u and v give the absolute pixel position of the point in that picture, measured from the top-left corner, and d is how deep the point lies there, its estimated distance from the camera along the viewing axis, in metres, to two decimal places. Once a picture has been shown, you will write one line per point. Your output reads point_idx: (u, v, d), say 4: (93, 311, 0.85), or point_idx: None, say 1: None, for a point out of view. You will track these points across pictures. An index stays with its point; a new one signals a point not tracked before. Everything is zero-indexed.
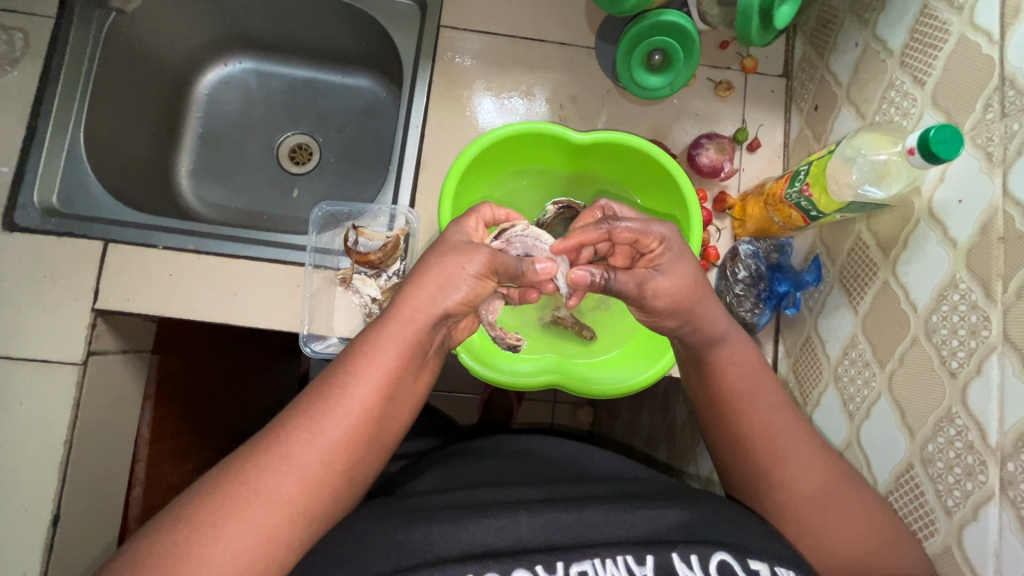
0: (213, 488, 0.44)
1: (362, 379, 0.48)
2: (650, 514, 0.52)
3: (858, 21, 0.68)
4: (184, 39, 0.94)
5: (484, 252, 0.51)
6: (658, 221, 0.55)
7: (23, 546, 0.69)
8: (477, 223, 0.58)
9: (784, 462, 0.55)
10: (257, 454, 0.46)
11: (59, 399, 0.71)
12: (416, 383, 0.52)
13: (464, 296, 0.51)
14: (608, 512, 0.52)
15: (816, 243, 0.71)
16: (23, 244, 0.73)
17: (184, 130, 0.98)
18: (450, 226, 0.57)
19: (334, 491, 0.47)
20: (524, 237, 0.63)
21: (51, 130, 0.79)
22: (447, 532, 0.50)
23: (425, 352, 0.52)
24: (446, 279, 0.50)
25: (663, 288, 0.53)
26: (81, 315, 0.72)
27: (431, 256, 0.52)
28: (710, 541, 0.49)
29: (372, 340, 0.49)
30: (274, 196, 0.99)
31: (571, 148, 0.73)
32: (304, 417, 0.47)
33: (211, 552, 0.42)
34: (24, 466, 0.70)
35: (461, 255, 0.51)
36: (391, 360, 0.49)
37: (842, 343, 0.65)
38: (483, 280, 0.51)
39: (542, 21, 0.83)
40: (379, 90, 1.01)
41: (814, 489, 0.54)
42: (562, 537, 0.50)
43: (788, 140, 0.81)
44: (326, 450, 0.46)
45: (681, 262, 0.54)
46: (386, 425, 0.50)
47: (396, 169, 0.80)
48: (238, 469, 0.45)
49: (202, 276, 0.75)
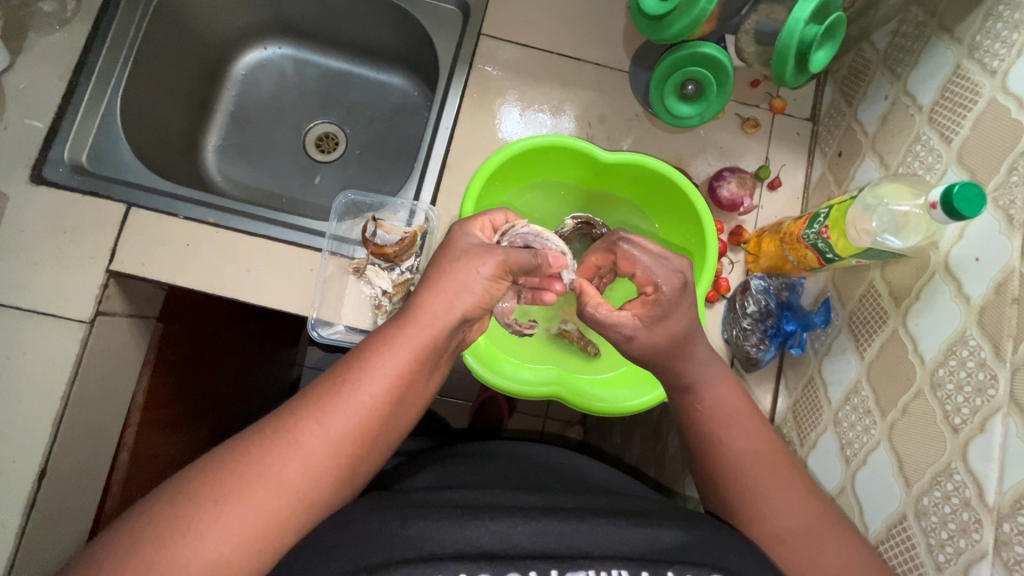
0: (216, 468, 0.44)
1: (375, 376, 0.48)
2: (647, 533, 0.52)
3: (890, 74, 0.70)
4: (229, 17, 0.96)
5: (498, 254, 0.53)
6: (666, 264, 0.57)
7: (7, 496, 0.69)
8: (482, 227, 0.59)
9: (776, 494, 0.55)
10: (264, 438, 0.46)
11: (61, 354, 0.71)
12: (424, 384, 0.53)
13: (478, 299, 0.52)
14: (607, 527, 0.52)
15: (828, 286, 0.72)
16: (47, 198, 0.74)
17: (217, 107, 1.00)
18: (456, 226, 0.58)
19: (336, 484, 0.47)
20: (526, 236, 0.61)
21: (90, 91, 0.80)
22: (441, 530, 0.49)
23: (437, 356, 0.52)
24: (462, 282, 0.52)
25: (639, 339, 0.57)
26: (95, 275, 0.73)
27: (447, 260, 0.54)
28: (705, 563, 0.48)
29: (387, 338, 0.50)
30: (296, 181, 1.00)
31: (595, 166, 0.74)
32: (313, 406, 0.47)
33: (210, 529, 0.42)
34: (18, 416, 0.70)
35: (476, 262, 0.52)
36: (405, 359, 0.49)
37: (845, 388, 0.66)
38: (496, 279, 0.53)
39: (580, 39, 0.85)
40: (412, 90, 1.03)
41: (811, 526, 0.53)
42: (558, 546, 0.50)
43: (809, 182, 0.82)
44: (332, 441, 0.46)
45: (674, 312, 0.56)
46: (392, 423, 0.50)
47: (421, 167, 0.82)
48: (243, 451, 0.45)
49: (217, 250, 0.75)
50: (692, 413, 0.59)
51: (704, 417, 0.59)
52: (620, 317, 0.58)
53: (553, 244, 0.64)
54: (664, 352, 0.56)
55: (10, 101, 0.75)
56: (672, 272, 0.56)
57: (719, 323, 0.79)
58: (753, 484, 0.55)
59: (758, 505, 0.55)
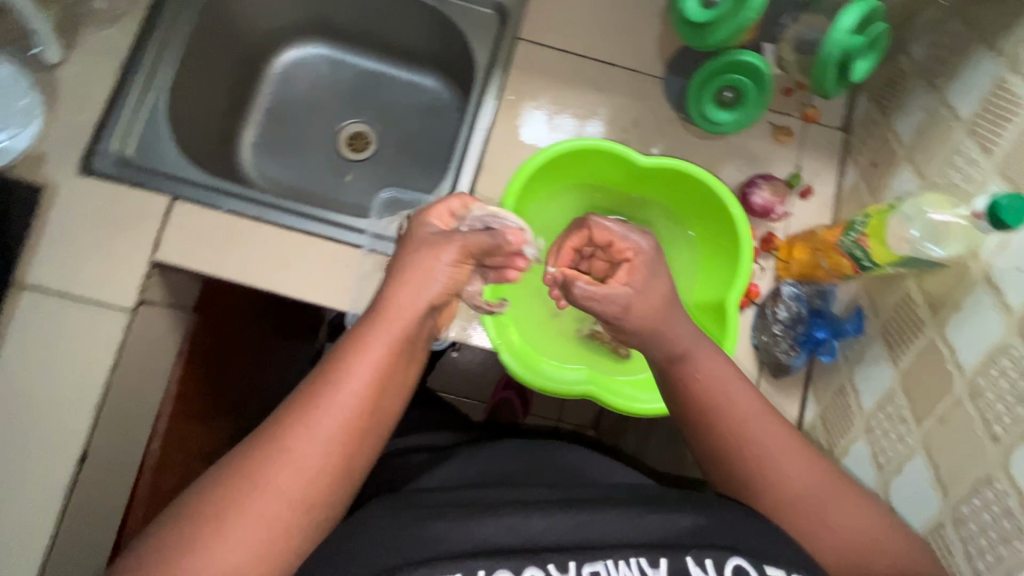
0: (213, 487, 0.45)
1: (353, 374, 0.49)
2: (663, 519, 0.52)
3: (928, 85, 0.70)
4: (269, 17, 0.98)
5: (454, 241, 0.54)
6: (637, 232, 0.60)
7: (50, 478, 0.70)
8: (440, 215, 0.60)
9: (786, 471, 0.54)
10: (254, 452, 0.46)
11: (105, 341, 0.73)
12: (406, 374, 0.53)
13: (443, 287, 0.53)
14: (621, 515, 0.52)
15: (860, 294, 0.73)
16: (95, 189, 0.76)
17: (254, 105, 1.03)
18: (411, 223, 0.60)
19: (334, 482, 0.47)
20: (483, 217, 0.61)
21: (138, 86, 0.82)
22: (457, 528, 0.50)
23: (414, 345, 0.53)
24: (424, 273, 0.53)
25: (635, 307, 0.56)
26: (139, 265, 0.75)
27: (406, 255, 0.55)
28: (724, 546, 0.49)
29: (359, 336, 0.50)
30: (328, 178, 1.02)
31: (631, 169, 0.75)
32: (295, 413, 0.47)
33: (221, 543, 0.43)
34: (63, 400, 0.71)
35: (436, 252, 0.54)
36: (381, 353, 0.50)
37: (878, 395, 0.66)
38: (458, 265, 0.54)
39: (615, 45, 0.86)
40: (444, 92, 1.05)
41: (818, 494, 0.53)
42: (573, 537, 0.50)
43: (840, 191, 0.83)
44: (322, 442, 0.47)
45: (655, 274, 0.58)
46: (380, 414, 0.50)
47: (456, 166, 0.84)
48: (237, 466, 0.46)
49: (258, 243, 0.77)
50: (688, 398, 0.57)
51: (700, 400, 0.56)
52: (612, 288, 0.57)
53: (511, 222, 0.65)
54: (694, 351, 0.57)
55: (62, 94, 0.78)
56: (643, 236, 0.59)
57: (749, 328, 0.79)
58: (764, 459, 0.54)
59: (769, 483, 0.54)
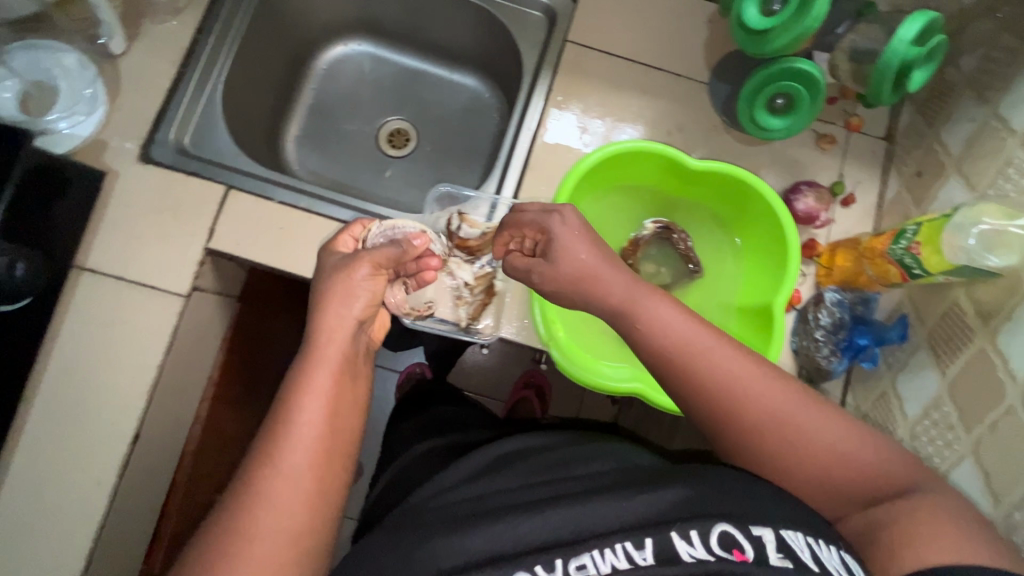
0: (198, 560, 0.43)
1: (303, 401, 0.49)
2: (647, 498, 0.49)
3: (978, 98, 0.71)
4: (318, 14, 1.00)
5: (365, 260, 0.58)
6: (551, 212, 0.61)
7: (103, 457, 0.72)
8: (346, 239, 0.65)
9: (755, 413, 0.52)
10: (230, 509, 0.45)
11: (159, 326, 0.75)
12: (356, 387, 0.54)
13: (367, 301, 0.57)
14: (604, 501, 0.49)
15: (904, 302, 0.74)
16: (154, 177, 0.78)
17: (298, 99, 1.05)
18: (320, 258, 0.63)
19: (318, 505, 0.47)
20: (384, 233, 0.68)
21: (195, 77, 0.84)
22: (449, 544, 0.48)
23: (354, 358, 0.55)
24: (346, 293, 0.56)
25: (544, 279, 0.61)
26: (194, 252, 0.76)
27: (323, 287, 0.57)
28: (712, 513, 0.46)
29: (303, 366, 0.51)
30: (368, 173, 1.04)
31: (681, 171, 0.76)
32: (258, 456, 0.47)
33: None
34: (117, 382, 0.73)
35: (350, 276, 0.57)
36: (327, 379, 0.51)
37: (925, 403, 0.67)
38: (375, 278, 0.58)
39: (661, 50, 0.87)
40: (484, 92, 1.07)
41: (799, 427, 0.52)
42: (561, 533, 0.47)
43: (882, 200, 0.84)
44: (294, 470, 0.47)
45: (560, 249, 0.59)
46: (341, 427, 0.51)
47: (502, 165, 0.85)
48: (217, 529, 0.45)
49: (309, 234, 0.79)
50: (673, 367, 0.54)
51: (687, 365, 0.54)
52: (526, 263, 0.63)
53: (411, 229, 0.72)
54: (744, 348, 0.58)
55: (124, 84, 0.80)
56: (545, 214, 0.61)
57: (789, 332, 0.80)
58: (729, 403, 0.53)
59: (746, 429, 0.52)
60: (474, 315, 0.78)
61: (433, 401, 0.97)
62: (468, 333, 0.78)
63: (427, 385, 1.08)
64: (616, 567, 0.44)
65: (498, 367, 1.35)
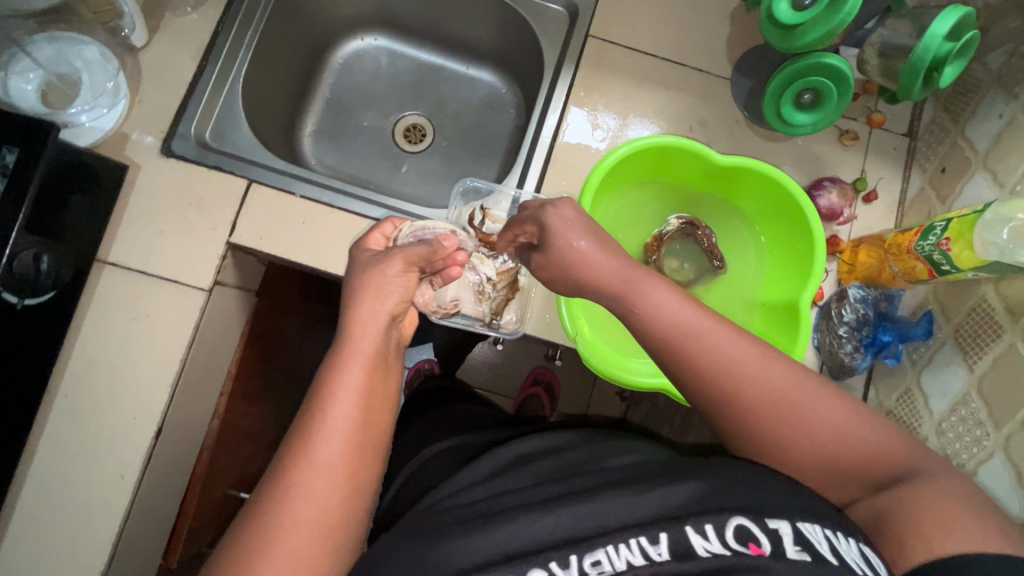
0: (231, 552, 0.43)
1: (337, 396, 0.49)
2: (660, 492, 0.47)
3: (1005, 94, 0.71)
4: (336, 8, 1.00)
5: (399, 255, 0.57)
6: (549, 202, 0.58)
7: (127, 450, 0.72)
8: (376, 238, 0.65)
9: (751, 396, 0.50)
10: (263, 501, 0.45)
11: (182, 320, 0.74)
12: (388, 384, 0.54)
13: (400, 296, 0.56)
14: (617, 495, 0.48)
15: (930, 299, 0.73)
16: (175, 170, 0.77)
17: (315, 94, 1.04)
18: (352, 252, 0.62)
19: (350, 503, 0.47)
20: (413, 233, 0.68)
21: (216, 70, 0.83)
22: (461, 545, 0.46)
23: (386, 354, 0.54)
24: (379, 288, 0.55)
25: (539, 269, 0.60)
26: (216, 246, 0.76)
27: (356, 281, 0.56)
28: (727, 506, 0.45)
29: (336, 360, 0.51)
30: (384, 168, 1.03)
31: (708, 167, 0.76)
32: (291, 450, 0.47)
33: None
34: (140, 376, 0.73)
35: (383, 269, 0.56)
36: (360, 373, 0.51)
37: (951, 399, 0.67)
38: (408, 274, 0.57)
39: (683, 45, 0.87)
40: (501, 87, 1.06)
41: (807, 415, 0.49)
42: (574, 530, 0.46)
43: (905, 196, 0.84)
44: (327, 467, 0.47)
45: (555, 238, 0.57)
46: (373, 424, 0.50)
47: (523, 160, 0.85)
48: (250, 520, 0.45)
49: (331, 229, 0.79)
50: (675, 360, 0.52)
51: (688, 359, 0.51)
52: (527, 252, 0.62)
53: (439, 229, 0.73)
54: None
55: (146, 77, 0.79)
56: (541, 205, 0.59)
57: (812, 328, 0.80)
58: (728, 381, 0.50)
59: (745, 412, 0.50)
60: (497, 311, 0.78)
61: (449, 399, 0.98)
62: (491, 328, 0.78)
63: (437, 383, 1.09)
64: (631, 562, 0.43)
65: (510, 363, 1.35)
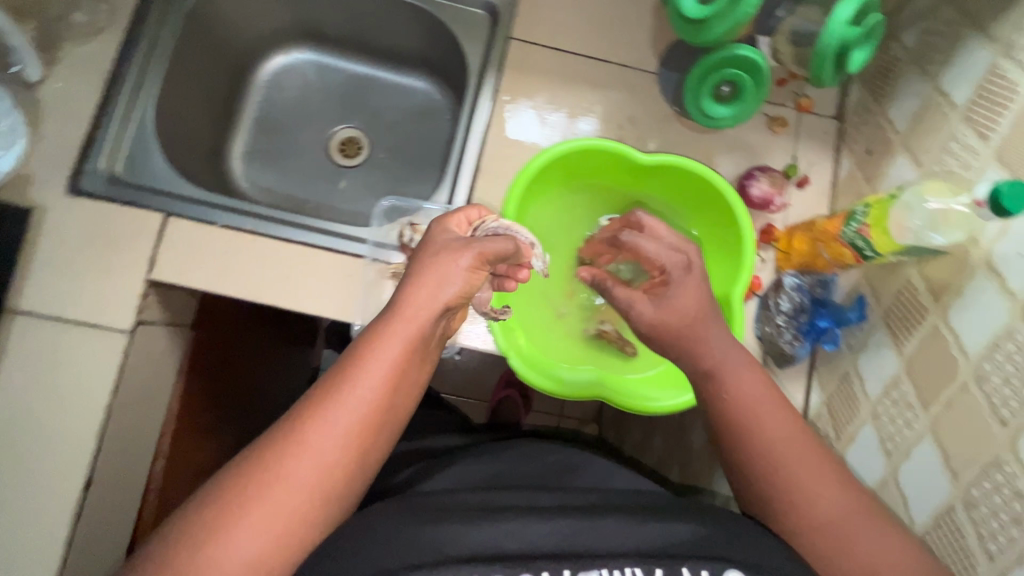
0: (231, 483, 0.45)
1: (367, 373, 0.49)
2: (663, 527, 0.51)
3: (921, 73, 0.71)
4: (254, 25, 0.97)
5: (475, 247, 0.55)
6: (674, 255, 0.60)
7: (54, 505, 0.69)
8: (456, 223, 0.61)
9: (764, 445, 0.55)
10: (274, 447, 0.46)
11: (104, 364, 0.71)
12: (420, 372, 0.53)
13: (461, 290, 0.53)
14: (622, 522, 0.51)
15: (862, 282, 0.73)
16: (85, 209, 0.74)
17: (242, 113, 1.01)
18: (433, 224, 0.59)
19: (350, 477, 0.48)
20: (496, 229, 0.62)
21: (123, 100, 0.80)
22: (453, 533, 0.49)
23: (428, 343, 0.53)
24: (443, 277, 0.53)
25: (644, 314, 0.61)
26: (135, 284, 0.73)
27: (425, 257, 0.55)
28: (722, 557, 0.48)
29: (376, 334, 0.51)
30: (321, 185, 1.01)
31: (632, 166, 0.74)
32: (314, 407, 0.48)
33: (233, 538, 0.43)
34: (64, 426, 0.70)
35: (454, 256, 0.54)
36: (395, 354, 0.50)
37: (884, 382, 0.67)
38: (475, 269, 0.55)
39: (607, 41, 0.86)
40: (435, 93, 1.04)
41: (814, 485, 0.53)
42: (571, 544, 0.50)
43: (836, 179, 0.84)
44: (338, 438, 0.47)
45: (682, 293, 0.59)
46: (394, 411, 0.51)
47: (454, 170, 0.83)
48: (254, 460, 0.46)
49: (257, 257, 0.76)
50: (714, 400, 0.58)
51: (725, 406, 0.57)
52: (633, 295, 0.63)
53: (524, 235, 0.64)
54: (683, 342, 0.59)
55: (47, 111, 0.76)
56: (674, 256, 0.60)
57: (753, 320, 0.80)
58: (762, 453, 0.55)
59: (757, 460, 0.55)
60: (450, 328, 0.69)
61: None
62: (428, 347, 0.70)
63: None
64: None
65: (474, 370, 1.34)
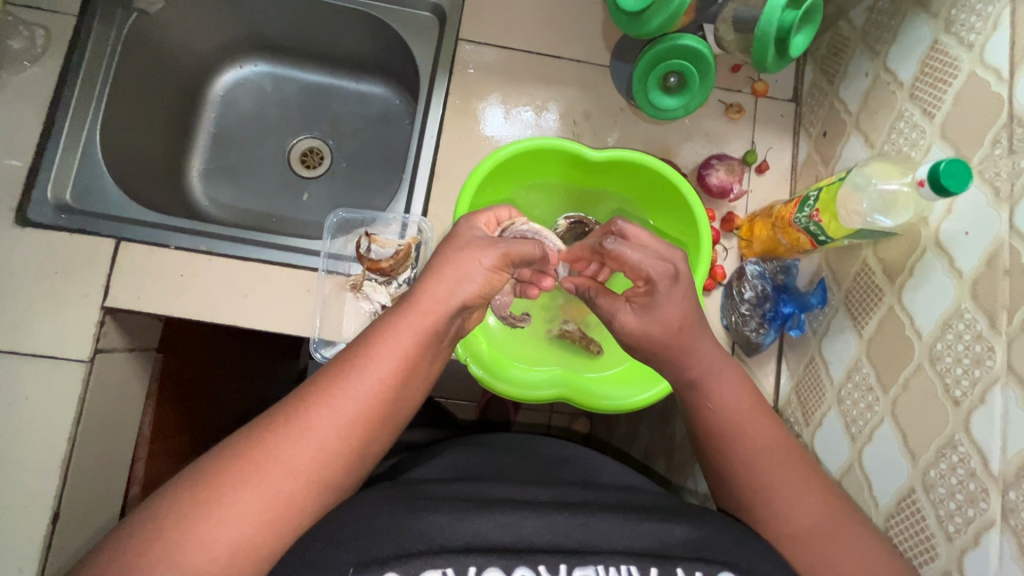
0: (233, 454, 0.46)
1: (376, 363, 0.49)
2: (659, 528, 0.50)
3: (868, 53, 0.70)
4: (202, 39, 0.95)
5: (501, 247, 0.54)
6: (657, 261, 0.56)
7: (23, 541, 0.68)
8: (486, 221, 0.60)
9: (749, 446, 0.55)
10: (279, 424, 0.47)
11: (63, 396, 0.71)
12: (429, 367, 0.54)
13: (479, 288, 0.53)
14: (615, 520, 0.50)
15: (822, 266, 0.73)
16: (34, 240, 0.73)
17: (198, 130, 0.99)
18: (462, 220, 0.59)
19: (348, 465, 0.48)
20: (525, 234, 0.65)
21: (69, 127, 0.79)
22: (448, 521, 0.48)
23: (440, 340, 0.53)
24: (463, 273, 0.53)
25: (628, 324, 0.58)
26: (90, 313, 0.72)
27: (448, 250, 0.55)
28: (717, 561, 0.47)
29: (391, 326, 0.51)
30: (283, 198, 0.99)
31: (584, 164, 0.74)
32: (323, 390, 0.49)
33: (226, 511, 0.43)
34: (27, 461, 0.69)
35: (476, 253, 0.54)
36: (404, 347, 0.50)
37: (846, 365, 0.66)
38: (498, 270, 0.54)
39: (557, 36, 0.85)
40: (393, 98, 1.02)
41: (793, 491, 0.54)
42: (567, 541, 0.48)
43: (796, 163, 0.83)
44: (340, 425, 0.48)
45: (666, 304, 0.56)
46: (399, 406, 0.51)
47: (410, 177, 0.82)
48: (257, 435, 0.47)
49: (213, 277, 0.75)
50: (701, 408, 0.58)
51: (710, 415, 0.57)
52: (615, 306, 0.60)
53: (551, 240, 0.69)
54: (656, 347, 0.57)
55: None
56: (662, 264, 0.55)
57: (718, 310, 0.79)
58: (745, 453, 0.55)
59: (743, 462, 0.55)
60: None
61: None
62: None
63: None
64: None
65: None
